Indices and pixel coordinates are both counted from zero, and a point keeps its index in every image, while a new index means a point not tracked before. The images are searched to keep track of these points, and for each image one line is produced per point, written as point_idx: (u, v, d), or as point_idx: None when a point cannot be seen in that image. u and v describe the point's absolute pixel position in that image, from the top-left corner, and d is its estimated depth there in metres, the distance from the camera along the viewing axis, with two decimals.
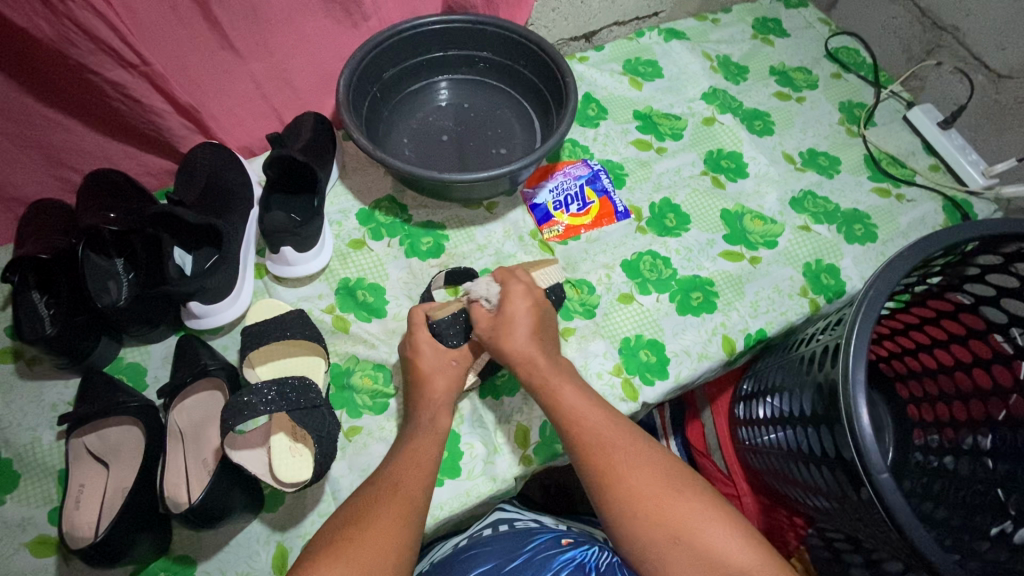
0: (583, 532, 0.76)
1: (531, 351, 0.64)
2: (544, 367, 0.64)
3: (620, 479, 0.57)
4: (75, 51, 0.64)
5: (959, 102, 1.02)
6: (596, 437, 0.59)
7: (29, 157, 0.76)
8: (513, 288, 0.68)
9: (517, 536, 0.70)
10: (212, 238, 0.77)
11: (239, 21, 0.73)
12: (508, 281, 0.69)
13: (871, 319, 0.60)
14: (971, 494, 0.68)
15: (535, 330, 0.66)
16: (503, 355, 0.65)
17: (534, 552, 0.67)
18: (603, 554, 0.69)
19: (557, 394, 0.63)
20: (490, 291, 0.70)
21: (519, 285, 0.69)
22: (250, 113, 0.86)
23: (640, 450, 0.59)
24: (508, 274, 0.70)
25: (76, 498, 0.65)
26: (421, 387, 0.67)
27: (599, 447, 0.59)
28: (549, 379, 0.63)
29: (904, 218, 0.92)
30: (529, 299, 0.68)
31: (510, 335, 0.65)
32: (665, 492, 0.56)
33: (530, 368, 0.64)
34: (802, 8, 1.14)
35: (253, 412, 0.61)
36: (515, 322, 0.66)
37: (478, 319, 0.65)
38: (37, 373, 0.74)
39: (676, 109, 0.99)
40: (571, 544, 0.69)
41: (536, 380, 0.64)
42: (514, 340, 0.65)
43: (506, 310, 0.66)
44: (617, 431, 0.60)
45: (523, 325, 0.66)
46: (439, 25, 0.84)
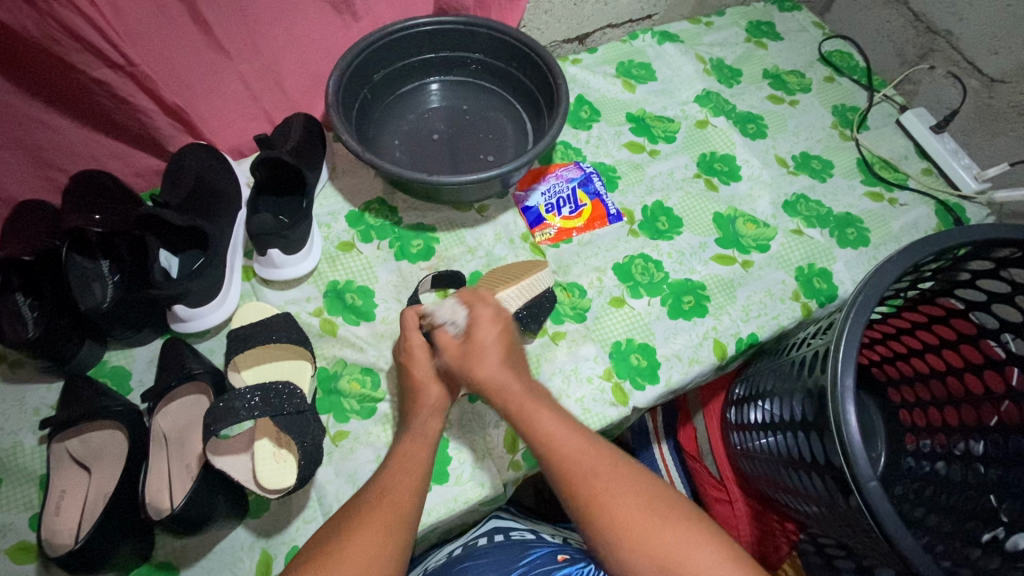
0: (579, 546, 0.74)
1: (504, 378, 0.61)
2: (517, 390, 0.61)
3: (603, 509, 0.55)
4: (59, 50, 0.63)
5: (952, 106, 1.02)
6: (578, 465, 0.57)
7: (14, 158, 0.75)
8: (480, 313, 0.63)
9: (513, 548, 0.69)
10: (197, 240, 0.76)
11: (227, 21, 0.72)
12: (482, 304, 0.65)
13: (860, 325, 0.59)
14: (962, 500, 0.69)
15: (506, 356, 0.63)
16: (479, 380, 0.61)
17: (531, 566, 0.65)
18: (600, 573, 0.68)
19: (529, 421, 0.59)
20: (455, 314, 0.65)
21: (486, 308, 0.64)
22: (240, 113, 0.85)
23: (622, 476, 0.57)
24: (470, 295, 0.66)
25: (56, 504, 0.64)
26: (410, 402, 0.65)
27: (584, 476, 0.57)
28: (523, 408, 0.60)
29: (897, 222, 0.91)
30: (496, 324, 0.63)
31: (479, 363, 0.61)
32: (649, 514, 0.55)
33: (502, 396, 0.61)
34: (796, 11, 1.14)
35: (235, 418, 0.60)
36: (487, 349, 0.62)
37: (476, 329, 0.63)
38: (19, 377, 0.73)
39: (669, 112, 0.99)
40: (567, 560, 0.68)
41: (513, 408, 0.60)
42: (486, 368, 0.61)
43: (476, 337, 0.62)
44: (599, 457, 0.58)
45: (490, 351, 0.62)
46: (429, 26, 0.83)
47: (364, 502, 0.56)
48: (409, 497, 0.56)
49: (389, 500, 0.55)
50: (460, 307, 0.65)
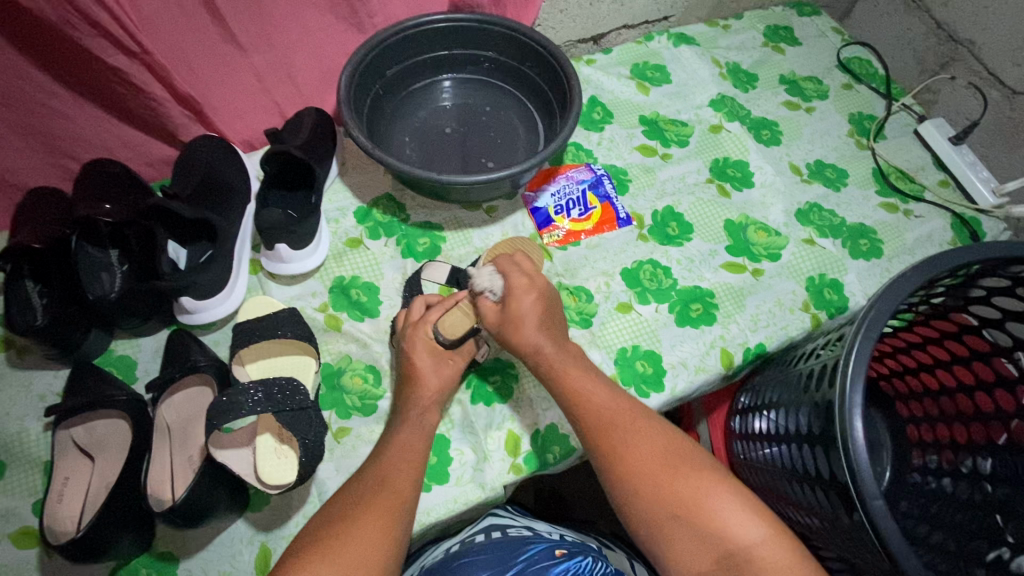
0: (578, 541, 0.74)
1: (540, 342, 0.65)
2: (551, 352, 0.65)
3: (622, 457, 0.58)
4: (75, 36, 0.63)
5: (971, 116, 1.00)
6: (602, 415, 0.61)
7: (27, 144, 0.75)
8: (521, 282, 0.67)
9: (510, 544, 0.68)
10: (207, 233, 0.76)
11: (243, 13, 0.72)
12: (513, 273, 0.68)
13: (871, 339, 0.58)
14: (969, 519, 0.67)
15: (545, 321, 0.66)
16: (514, 346, 0.66)
17: (528, 564, 0.66)
18: (598, 564, 0.67)
19: (563, 378, 0.64)
20: (492, 283, 0.68)
21: (523, 276, 0.68)
22: (252, 106, 0.85)
23: (643, 428, 0.60)
24: (509, 262, 0.69)
25: (59, 491, 0.65)
26: (414, 384, 0.65)
27: (605, 426, 0.60)
28: (555, 365, 0.64)
29: (911, 234, 0.90)
30: (536, 293, 0.67)
31: (516, 331, 0.65)
32: (662, 465, 0.58)
33: (541, 359, 0.65)
34: (815, 16, 1.12)
35: (238, 413, 0.61)
36: (523, 317, 0.65)
37: (518, 299, 0.66)
38: (27, 363, 0.73)
39: (683, 116, 0.98)
40: (564, 555, 0.67)
41: (544, 368, 0.65)
42: (522, 335, 0.65)
43: (512, 307, 0.66)
44: (619, 409, 0.62)
45: (531, 315, 0.65)
46: (443, 23, 0.82)
47: (362, 493, 0.56)
48: (407, 488, 0.57)
49: (390, 489, 0.56)
50: (498, 275, 0.68)
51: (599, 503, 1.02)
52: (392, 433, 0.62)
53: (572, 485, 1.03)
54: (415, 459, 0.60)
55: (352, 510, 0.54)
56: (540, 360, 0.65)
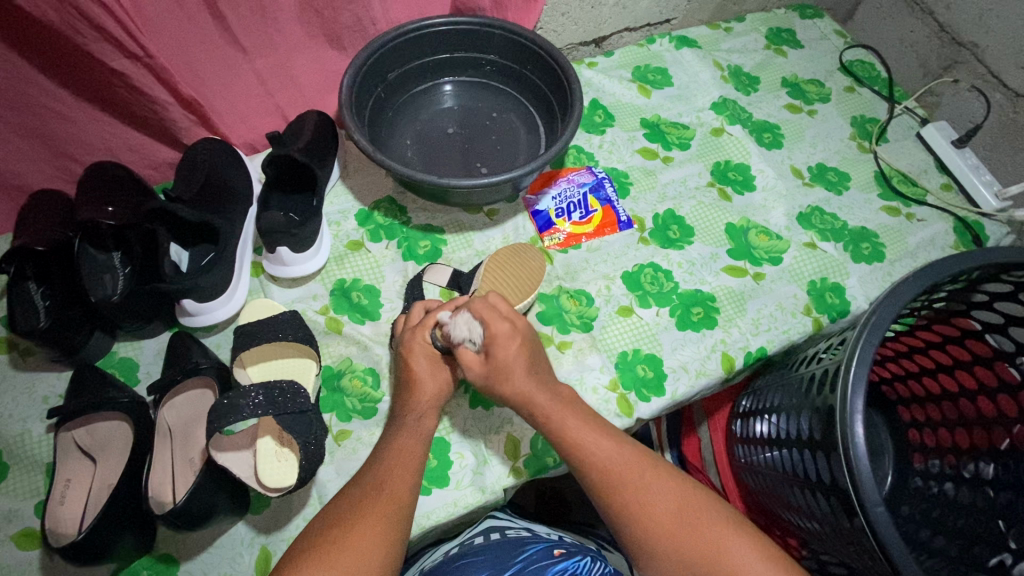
0: (576, 541, 0.75)
1: (530, 392, 0.62)
2: (543, 404, 0.62)
3: (642, 509, 0.57)
4: (79, 39, 0.64)
5: (974, 120, 1.00)
6: (618, 474, 0.59)
7: (30, 146, 0.75)
8: (498, 332, 0.62)
9: (507, 547, 0.68)
10: (209, 236, 0.77)
11: (246, 16, 0.72)
12: (493, 323, 0.62)
13: (872, 344, 0.58)
14: (971, 523, 0.67)
15: (533, 366, 0.63)
16: (501, 395, 0.63)
17: (527, 563, 0.66)
18: (596, 564, 0.69)
19: (568, 436, 0.60)
20: (471, 331, 0.63)
21: (504, 325, 0.62)
22: (254, 109, 0.85)
23: (661, 480, 0.59)
24: (484, 308, 0.63)
25: (61, 493, 0.65)
26: (411, 389, 0.65)
27: (624, 483, 0.58)
28: (551, 416, 0.61)
29: (913, 237, 0.90)
30: (517, 340, 0.62)
31: (505, 382, 0.62)
32: (680, 512, 0.57)
33: (530, 409, 0.62)
34: (817, 19, 1.12)
35: (239, 415, 0.61)
36: (510, 367, 0.62)
37: (496, 350, 0.62)
38: (30, 364, 0.73)
39: (685, 119, 0.97)
40: (562, 555, 0.68)
41: (539, 417, 0.62)
42: (510, 386, 0.62)
43: (498, 357, 0.62)
44: (626, 462, 0.60)
45: (518, 365, 0.62)
46: (445, 26, 0.82)
47: (360, 496, 0.56)
48: (406, 492, 0.57)
49: (386, 493, 0.56)
50: (476, 321, 0.63)
51: None
52: (391, 437, 0.62)
53: (573, 487, 1.03)
54: (412, 463, 0.60)
55: (349, 514, 0.54)
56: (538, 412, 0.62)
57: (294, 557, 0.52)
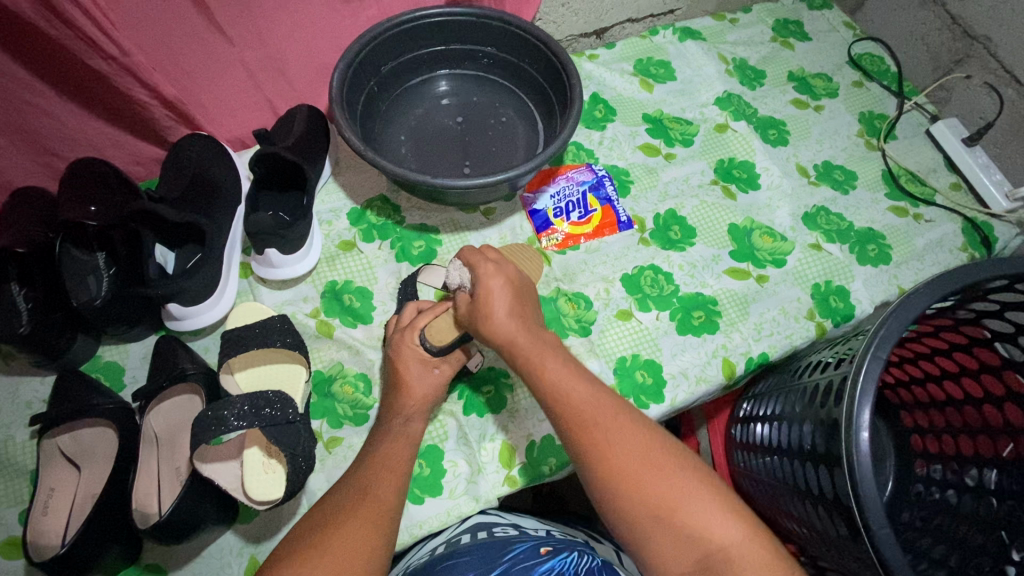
0: (564, 538, 0.70)
1: (508, 330, 0.59)
2: (524, 341, 0.59)
3: (598, 455, 0.54)
4: (52, 36, 0.61)
5: (985, 117, 0.97)
6: (580, 411, 0.56)
7: (12, 144, 0.73)
8: (485, 271, 0.61)
9: (494, 546, 0.64)
10: (196, 237, 0.74)
11: (231, 9, 0.69)
12: (476, 264, 0.62)
13: (881, 356, 0.56)
14: (973, 532, 0.66)
15: (517, 307, 0.60)
16: (484, 335, 0.60)
17: (513, 563, 0.61)
18: (584, 559, 0.62)
19: (547, 378, 0.57)
20: (462, 277, 0.65)
21: (489, 264, 0.61)
22: (242, 104, 0.82)
23: (626, 425, 0.55)
24: (474, 254, 0.62)
25: (44, 503, 0.63)
26: (399, 395, 0.63)
27: (584, 422, 0.55)
28: (529, 356, 0.58)
29: (921, 239, 0.87)
30: (501, 274, 0.61)
31: (484, 318, 0.59)
32: (644, 463, 0.54)
33: (514, 350, 0.59)
34: (826, 9, 1.08)
35: (224, 428, 0.59)
36: (492, 303, 0.59)
37: (479, 280, 0.60)
38: (12, 368, 0.71)
39: (688, 114, 0.95)
40: (550, 553, 0.62)
41: (519, 359, 0.59)
42: (492, 322, 0.59)
43: (481, 294, 0.60)
44: (600, 405, 0.56)
45: (500, 301, 0.59)
46: (440, 17, 0.79)
47: (343, 506, 0.54)
48: (392, 496, 0.55)
49: (371, 497, 0.54)
50: (466, 269, 0.64)
51: None
52: (377, 444, 0.60)
53: (572, 485, 1.02)
54: (399, 471, 0.58)
55: (332, 524, 0.53)
56: (513, 350, 0.59)
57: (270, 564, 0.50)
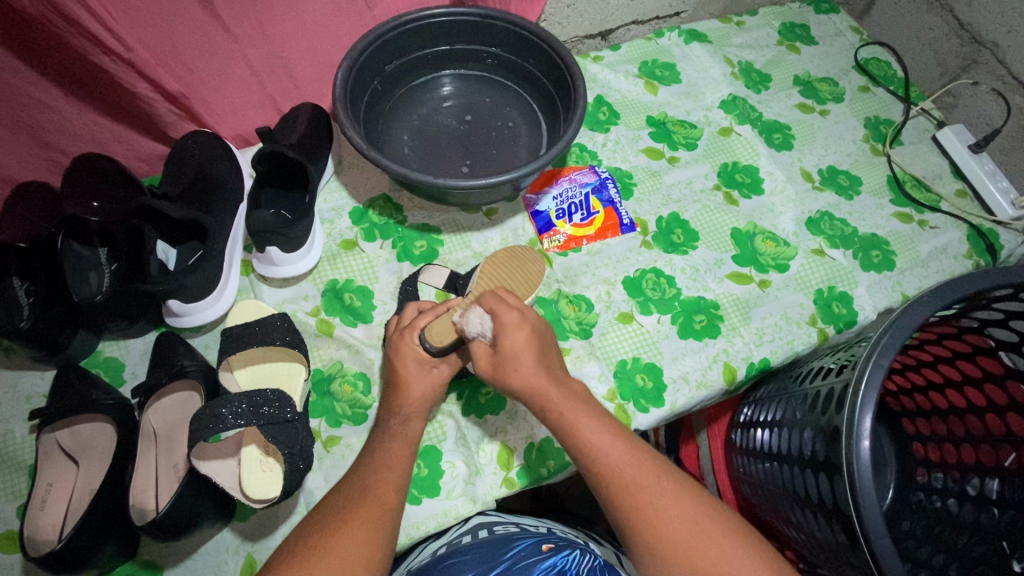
0: (564, 535, 0.71)
1: (535, 387, 0.60)
2: (555, 399, 0.59)
3: (653, 530, 0.54)
4: (57, 33, 0.61)
5: (992, 123, 0.97)
6: (622, 477, 0.56)
7: (15, 139, 0.73)
8: (506, 321, 0.60)
9: (498, 543, 0.66)
10: (198, 233, 0.74)
11: (236, 7, 0.69)
12: (500, 310, 0.61)
13: (883, 365, 0.55)
14: (973, 543, 0.65)
15: (542, 360, 0.61)
16: (509, 390, 0.60)
17: (514, 561, 0.63)
18: (585, 558, 0.65)
19: (581, 436, 0.58)
20: (482, 326, 0.61)
21: (513, 315, 0.61)
22: (246, 101, 0.82)
23: (669, 490, 0.56)
24: (498, 299, 0.62)
25: (42, 497, 0.63)
26: (396, 397, 0.63)
27: (625, 490, 0.55)
28: (563, 412, 0.59)
29: (925, 245, 0.87)
30: (525, 328, 0.61)
31: (511, 371, 0.60)
32: (693, 530, 0.53)
33: (543, 403, 0.59)
34: (833, 13, 1.08)
35: (223, 425, 0.59)
36: (518, 357, 0.60)
37: (503, 336, 0.60)
38: (12, 363, 0.71)
39: (693, 117, 0.94)
40: (550, 550, 0.65)
41: (550, 414, 0.59)
42: (519, 375, 0.60)
43: (506, 345, 0.60)
44: (642, 469, 0.57)
45: (525, 357, 0.60)
46: (444, 17, 0.79)
47: (341, 506, 0.54)
48: (390, 495, 0.55)
49: (371, 497, 0.54)
50: (487, 316, 0.62)
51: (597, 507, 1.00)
52: (375, 443, 0.60)
53: (570, 487, 1.01)
54: (396, 471, 0.57)
55: (329, 524, 0.52)
56: (545, 406, 0.59)
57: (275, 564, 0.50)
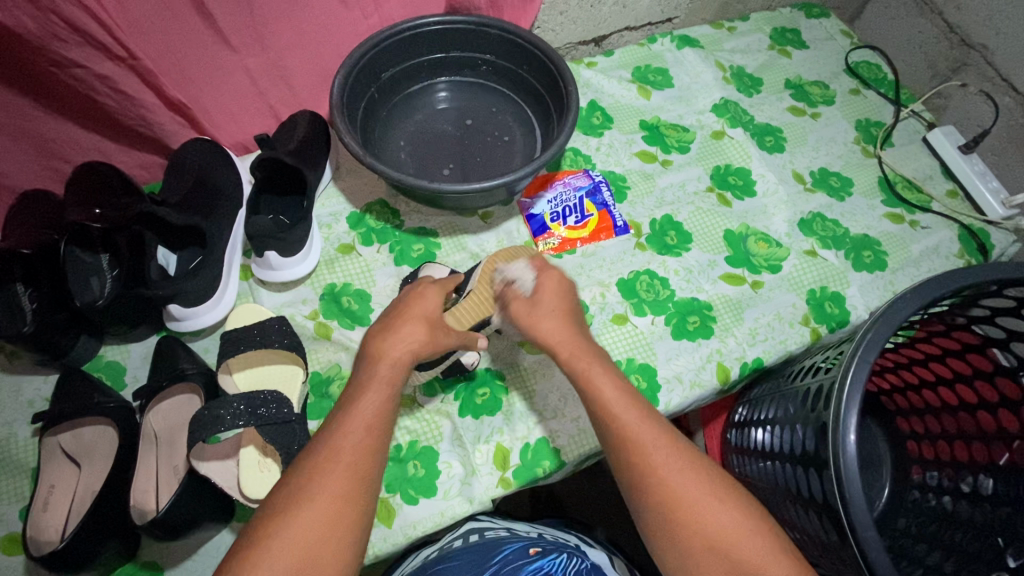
0: (553, 536, 0.73)
1: (567, 334, 0.62)
2: (584, 347, 0.62)
3: (655, 486, 0.53)
4: (61, 46, 0.63)
5: (982, 124, 0.98)
6: (632, 440, 0.55)
7: (19, 147, 0.74)
8: (551, 277, 0.65)
9: (485, 547, 0.67)
10: (197, 238, 0.76)
11: (235, 18, 0.71)
12: (544, 270, 0.66)
13: (867, 362, 0.56)
14: (968, 539, 0.65)
15: (571, 317, 0.64)
16: (538, 337, 0.62)
17: (502, 566, 0.64)
18: (573, 560, 0.67)
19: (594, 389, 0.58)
20: (523, 276, 0.66)
21: (554, 271, 0.66)
22: (245, 109, 0.84)
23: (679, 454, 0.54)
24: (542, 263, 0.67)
25: (45, 499, 0.64)
26: (370, 365, 0.56)
27: (635, 448, 0.54)
28: (583, 370, 0.60)
29: (917, 245, 0.88)
30: (563, 284, 0.65)
31: (542, 321, 0.62)
32: (702, 494, 0.52)
33: (566, 353, 0.61)
34: (823, 18, 1.09)
35: (220, 425, 0.60)
36: (550, 305, 0.63)
37: (545, 284, 0.64)
38: (16, 367, 0.73)
39: (685, 121, 0.96)
40: (538, 553, 0.66)
41: (569, 364, 0.61)
42: (551, 325, 0.62)
43: (543, 297, 0.64)
44: (654, 433, 0.55)
45: (558, 309, 0.63)
46: (440, 25, 0.81)
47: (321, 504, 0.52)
48: None
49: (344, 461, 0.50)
50: (530, 270, 0.66)
51: (597, 508, 1.01)
52: None
53: (571, 487, 1.02)
54: None
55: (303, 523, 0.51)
56: (568, 357, 0.61)
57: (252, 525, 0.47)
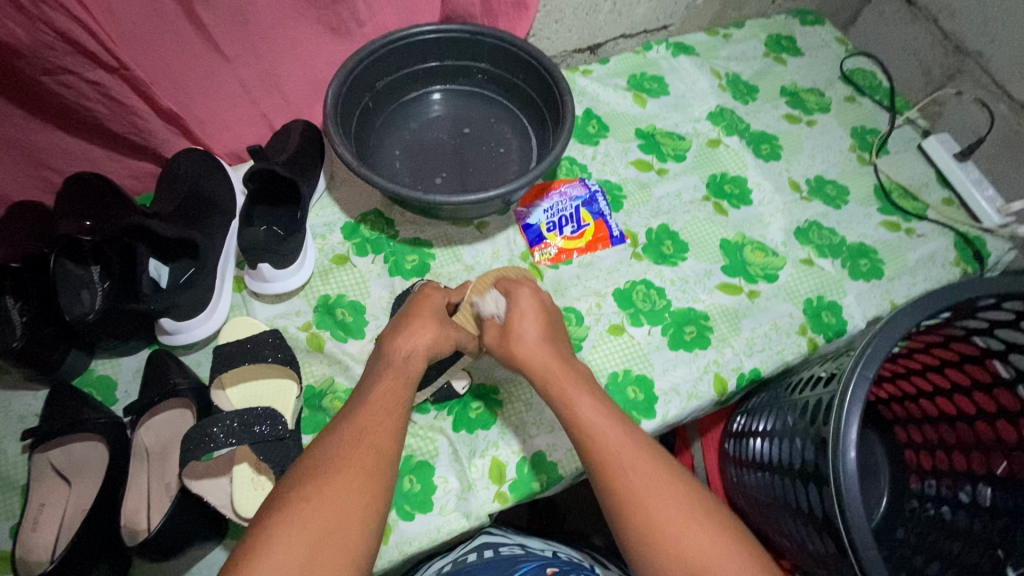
0: (568, 560, 0.69)
1: (541, 354, 0.63)
2: (557, 368, 0.62)
3: (607, 470, 0.54)
4: (50, 57, 0.62)
5: (978, 131, 0.98)
6: (589, 424, 0.57)
7: (9, 158, 0.73)
8: (521, 296, 0.67)
9: (499, 565, 0.63)
10: (189, 251, 0.75)
11: (227, 27, 0.70)
12: (516, 292, 0.68)
13: (867, 377, 0.56)
14: (968, 550, 0.65)
15: (547, 334, 0.65)
16: (516, 361, 0.64)
17: None
18: None
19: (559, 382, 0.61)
20: (497, 308, 0.68)
21: (524, 290, 0.68)
22: (238, 119, 0.83)
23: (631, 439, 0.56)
24: (510, 284, 0.69)
25: (34, 518, 0.64)
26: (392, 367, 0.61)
27: (590, 434, 0.56)
28: (554, 379, 0.61)
29: (913, 253, 0.88)
30: (536, 304, 0.67)
31: (516, 343, 0.64)
32: (648, 475, 0.54)
33: (544, 374, 0.62)
34: (818, 25, 1.09)
35: (213, 444, 0.60)
36: (524, 327, 0.64)
37: (516, 304, 0.66)
38: (5, 382, 0.72)
39: (681, 129, 0.95)
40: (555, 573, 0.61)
41: (549, 385, 0.61)
42: (525, 348, 0.63)
43: (513, 323, 0.65)
44: (610, 418, 0.58)
45: (531, 327, 0.65)
46: (434, 34, 0.80)
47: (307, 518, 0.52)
48: None
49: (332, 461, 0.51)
50: (501, 298, 0.68)
51: (594, 517, 1.00)
52: None
53: (569, 496, 1.01)
54: None
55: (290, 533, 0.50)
56: (545, 380, 0.62)
57: (246, 530, 0.47)
